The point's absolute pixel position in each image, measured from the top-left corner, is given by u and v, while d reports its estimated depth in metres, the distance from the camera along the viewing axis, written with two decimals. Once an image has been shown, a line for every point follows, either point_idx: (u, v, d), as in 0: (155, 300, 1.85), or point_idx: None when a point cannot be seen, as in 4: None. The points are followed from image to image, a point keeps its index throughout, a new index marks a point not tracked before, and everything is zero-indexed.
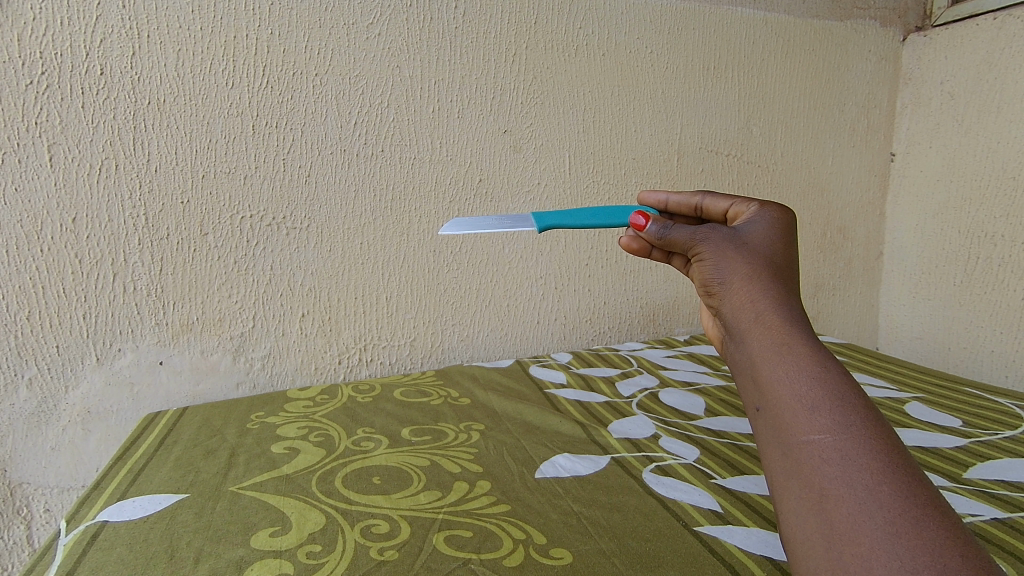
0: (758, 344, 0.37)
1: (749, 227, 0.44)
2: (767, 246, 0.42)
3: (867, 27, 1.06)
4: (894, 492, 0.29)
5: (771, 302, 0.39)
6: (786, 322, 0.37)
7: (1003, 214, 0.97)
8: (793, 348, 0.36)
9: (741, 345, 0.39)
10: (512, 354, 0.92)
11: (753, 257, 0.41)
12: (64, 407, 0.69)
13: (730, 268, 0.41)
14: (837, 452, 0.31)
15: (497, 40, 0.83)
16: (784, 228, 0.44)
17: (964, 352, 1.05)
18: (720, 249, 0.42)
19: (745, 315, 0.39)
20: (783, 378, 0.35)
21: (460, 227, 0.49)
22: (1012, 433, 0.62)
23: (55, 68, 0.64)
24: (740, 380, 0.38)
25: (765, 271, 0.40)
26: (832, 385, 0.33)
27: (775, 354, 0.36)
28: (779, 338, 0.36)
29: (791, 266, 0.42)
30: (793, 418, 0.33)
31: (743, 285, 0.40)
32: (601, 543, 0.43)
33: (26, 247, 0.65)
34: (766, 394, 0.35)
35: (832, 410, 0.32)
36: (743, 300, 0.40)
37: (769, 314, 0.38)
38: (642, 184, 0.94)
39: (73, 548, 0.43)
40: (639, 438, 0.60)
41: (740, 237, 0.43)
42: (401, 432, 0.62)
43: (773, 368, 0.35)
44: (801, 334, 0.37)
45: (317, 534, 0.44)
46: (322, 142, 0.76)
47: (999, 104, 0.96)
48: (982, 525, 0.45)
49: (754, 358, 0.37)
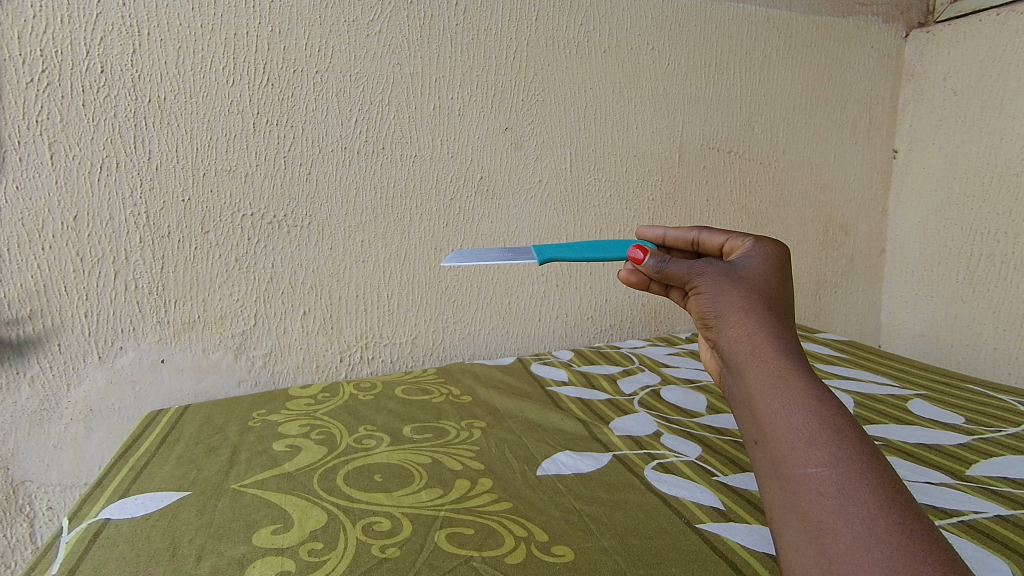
0: (755, 377, 0.37)
1: (744, 260, 0.43)
2: (762, 278, 0.42)
3: (870, 23, 1.06)
4: (890, 526, 0.29)
5: (767, 334, 0.38)
6: (782, 355, 0.37)
7: (1005, 211, 0.97)
8: (790, 381, 0.35)
9: (737, 377, 0.38)
10: (514, 352, 0.92)
11: (750, 289, 0.41)
12: (66, 405, 0.69)
13: (726, 300, 0.41)
14: (834, 486, 0.31)
15: (498, 36, 0.82)
16: (780, 262, 0.43)
17: (967, 350, 1.05)
18: (716, 282, 0.42)
19: (741, 348, 0.39)
20: (781, 412, 0.34)
21: (461, 258, 0.49)
22: (1014, 429, 0.61)
23: (55, 66, 0.64)
24: (737, 411, 0.38)
25: (761, 303, 0.40)
26: (828, 418, 0.33)
27: (772, 387, 0.36)
28: (776, 370, 0.36)
29: (788, 299, 0.42)
30: (791, 451, 0.33)
31: (740, 318, 0.40)
32: (602, 540, 0.43)
33: (27, 246, 0.65)
34: (764, 426, 0.35)
35: (828, 444, 0.32)
36: (740, 332, 0.39)
37: (765, 347, 0.38)
38: (643, 181, 0.94)
39: (74, 546, 0.43)
40: (641, 434, 0.60)
41: (737, 270, 0.42)
42: (403, 429, 0.62)
43: (771, 402, 0.35)
44: (797, 366, 0.36)
45: (319, 531, 0.44)
46: (323, 140, 0.75)
47: (1001, 100, 0.96)
48: (984, 522, 0.45)
49: (751, 390, 0.37)
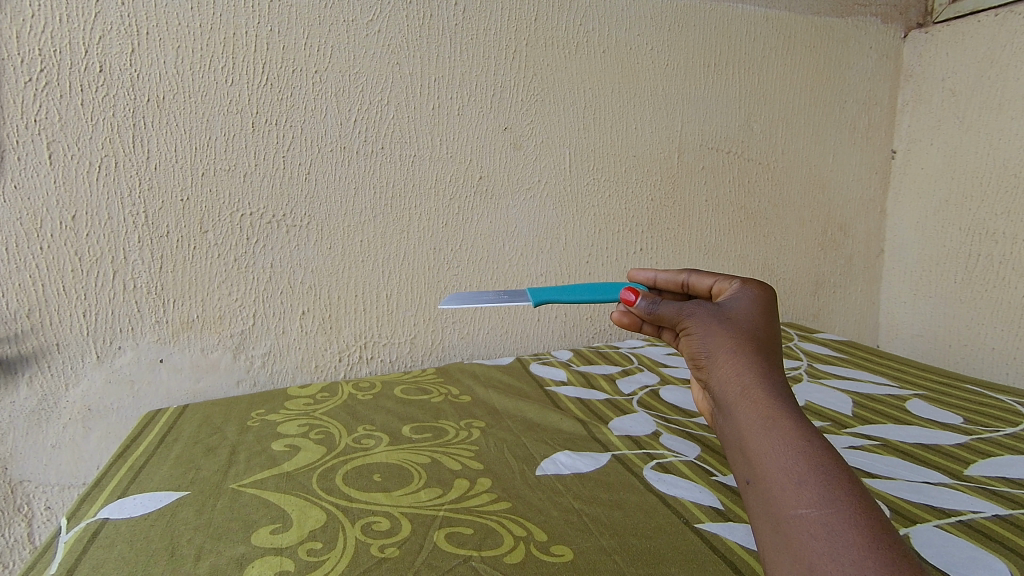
0: (744, 418, 0.35)
1: (733, 302, 0.41)
2: (751, 318, 0.40)
3: (869, 24, 1.06)
4: (882, 568, 0.27)
5: (757, 374, 0.37)
6: (771, 394, 0.35)
7: (1004, 211, 0.97)
8: (779, 419, 0.34)
9: (727, 418, 0.37)
10: (513, 352, 0.92)
11: (739, 329, 0.39)
12: (64, 405, 0.69)
13: (715, 341, 0.39)
14: (824, 527, 0.29)
15: (497, 36, 0.82)
16: (770, 305, 0.41)
17: (965, 350, 1.05)
18: (705, 322, 0.40)
19: (730, 388, 0.37)
20: (770, 453, 0.33)
21: (458, 301, 0.49)
22: (1013, 430, 0.61)
23: (54, 66, 0.63)
24: (728, 452, 0.36)
25: (750, 343, 0.38)
26: (817, 456, 0.32)
27: (761, 427, 0.34)
28: (765, 409, 0.35)
29: (778, 341, 0.40)
30: (780, 491, 0.31)
31: (729, 358, 0.38)
32: (601, 540, 0.43)
33: (26, 245, 0.65)
34: (754, 468, 0.33)
35: (817, 483, 0.31)
36: (729, 372, 0.37)
37: (754, 386, 0.36)
38: (642, 181, 0.94)
39: (73, 546, 0.43)
40: (640, 434, 0.61)
41: (726, 312, 0.41)
42: (402, 429, 0.62)
43: (760, 443, 0.33)
44: (786, 405, 0.35)
45: (318, 531, 0.44)
46: (322, 140, 0.75)
47: (1000, 100, 0.96)
48: (983, 522, 0.45)
49: (741, 430, 0.35)
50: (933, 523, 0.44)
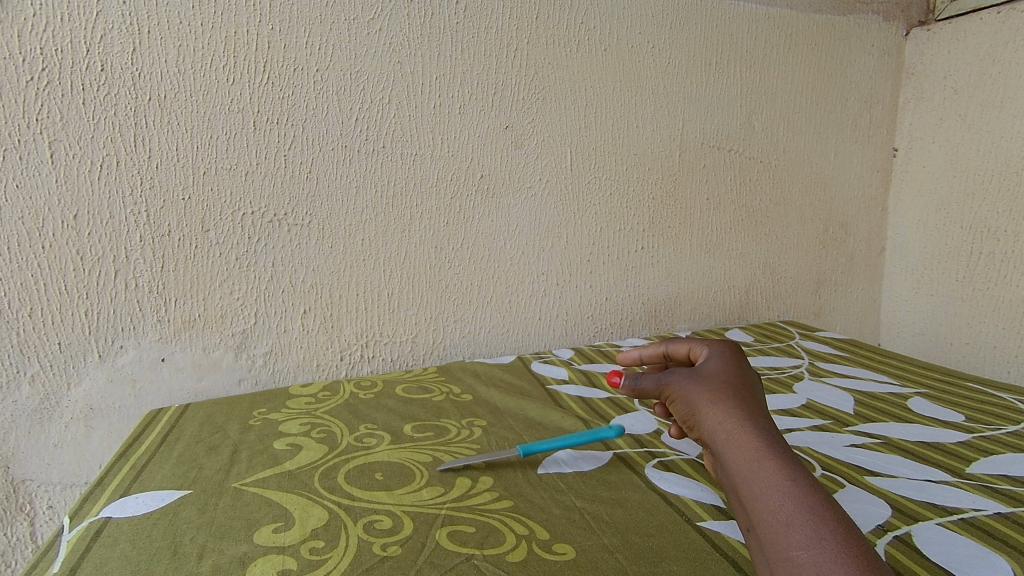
0: (731, 464, 0.35)
1: (704, 363, 0.43)
2: (722, 372, 0.41)
3: (870, 22, 1.06)
4: None
5: (738, 418, 0.37)
6: (754, 436, 0.35)
7: (1006, 209, 0.97)
8: (763, 462, 0.34)
9: (718, 465, 0.36)
10: (514, 351, 0.91)
11: (715, 380, 0.40)
12: (66, 404, 0.69)
13: (694, 396, 0.40)
14: (814, 570, 0.29)
15: (498, 34, 0.82)
16: (740, 360, 0.42)
17: (966, 348, 1.05)
18: (681, 381, 0.41)
19: (716, 435, 0.37)
20: (760, 497, 0.33)
21: None
22: (1014, 428, 0.61)
23: (55, 65, 0.63)
24: (726, 498, 0.36)
25: (728, 391, 0.39)
26: (803, 496, 0.32)
27: (746, 471, 0.34)
28: (748, 453, 0.35)
29: (758, 385, 0.40)
30: (770, 534, 0.31)
31: (709, 407, 0.38)
32: (603, 539, 0.43)
33: (27, 245, 0.65)
34: (746, 513, 0.33)
35: (805, 524, 0.30)
36: (711, 420, 0.38)
37: (736, 431, 0.36)
38: (643, 179, 0.94)
39: (76, 544, 0.43)
40: (641, 433, 0.60)
41: (700, 369, 0.42)
42: (403, 428, 0.62)
43: (747, 487, 0.33)
44: (770, 446, 0.35)
45: (320, 530, 0.44)
46: (323, 139, 0.75)
47: (1002, 99, 0.96)
48: (985, 520, 0.45)
49: (732, 475, 0.35)
50: (934, 522, 0.44)
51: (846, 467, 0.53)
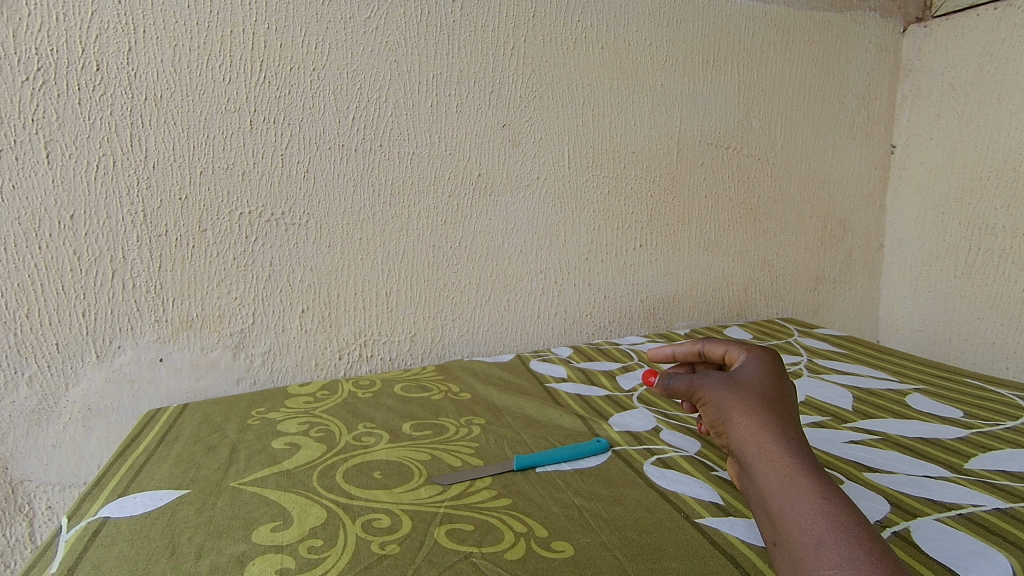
0: (764, 478, 0.38)
1: (741, 369, 0.46)
2: (757, 381, 0.44)
3: (867, 19, 1.06)
4: None
5: (771, 434, 0.40)
6: (787, 453, 0.38)
7: (1004, 205, 0.97)
8: (796, 480, 0.37)
9: (750, 479, 0.39)
10: (513, 349, 0.91)
11: (748, 391, 0.43)
12: (64, 404, 0.69)
13: (726, 404, 0.43)
14: None
15: (495, 33, 0.82)
16: (775, 370, 0.46)
17: (965, 344, 1.05)
18: (717, 389, 0.44)
19: (748, 448, 0.40)
20: (793, 513, 0.35)
21: None
22: (1013, 423, 0.61)
23: (50, 65, 0.63)
24: (756, 513, 0.39)
25: (761, 404, 0.42)
26: (835, 516, 0.34)
27: (780, 487, 0.37)
28: (782, 469, 0.37)
29: (789, 402, 0.43)
30: (802, 551, 0.34)
31: (743, 419, 0.41)
32: (602, 536, 0.43)
33: (24, 245, 0.65)
34: (778, 529, 0.36)
35: (837, 544, 0.33)
36: (745, 433, 0.41)
37: (770, 446, 0.39)
38: (641, 177, 0.94)
39: (73, 545, 0.43)
40: (640, 430, 0.60)
41: (734, 377, 0.45)
42: (402, 426, 0.62)
43: (780, 503, 0.36)
44: (803, 465, 0.37)
45: (319, 528, 0.44)
46: (320, 138, 0.75)
47: (1000, 94, 0.96)
48: (983, 516, 0.45)
49: (763, 490, 0.38)
50: (933, 517, 0.44)
51: (844, 463, 0.53)
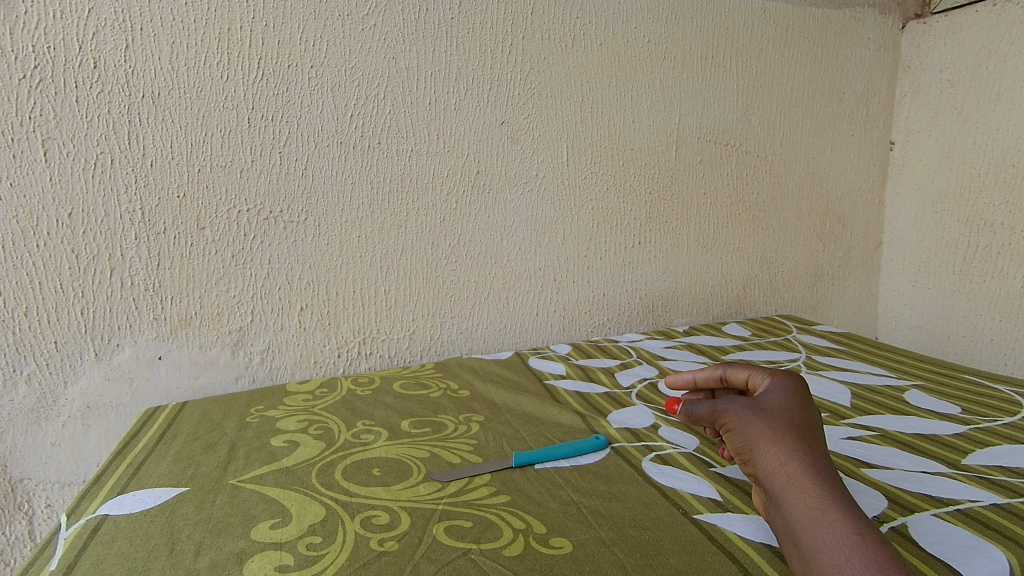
0: (795, 511, 0.38)
1: (766, 395, 0.46)
2: (783, 408, 0.44)
3: (866, 16, 1.06)
4: None
5: (800, 464, 0.40)
6: (818, 485, 0.38)
7: (1002, 202, 0.97)
8: (828, 513, 0.36)
9: (779, 510, 0.39)
10: (512, 346, 0.91)
11: (775, 419, 0.43)
12: (63, 402, 0.69)
13: (753, 432, 0.43)
14: None
15: (494, 29, 0.82)
16: (801, 396, 0.45)
17: (964, 340, 1.06)
18: (742, 415, 0.44)
19: (777, 478, 0.40)
20: (826, 548, 0.35)
21: None
22: (1011, 420, 0.62)
23: (47, 63, 0.63)
24: (784, 545, 0.38)
25: (789, 433, 0.42)
26: (869, 553, 0.34)
27: (811, 520, 0.37)
28: (814, 502, 0.37)
29: (817, 431, 0.43)
30: None
31: (771, 448, 0.41)
32: (601, 533, 0.43)
33: (22, 243, 0.65)
34: (810, 562, 0.36)
35: None
36: (773, 462, 0.40)
37: (801, 477, 0.39)
38: (640, 174, 0.94)
39: (73, 543, 0.43)
40: (639, 427, 0.61)
41: (760, 404, 0.45)
42: (401, 424, 0.62)
43: (812, 537, 0.36)
44: (835, 498, 0.37)
45: (318, 525, 0.44)
46: (318, 135, 0.75)
47: (999, 91, 0.96)
48: (981, 511, 0.45)
49: (793, 522, 0.38)
50: (930, 513, 0.44)
51: (844, 460, 0.53)
